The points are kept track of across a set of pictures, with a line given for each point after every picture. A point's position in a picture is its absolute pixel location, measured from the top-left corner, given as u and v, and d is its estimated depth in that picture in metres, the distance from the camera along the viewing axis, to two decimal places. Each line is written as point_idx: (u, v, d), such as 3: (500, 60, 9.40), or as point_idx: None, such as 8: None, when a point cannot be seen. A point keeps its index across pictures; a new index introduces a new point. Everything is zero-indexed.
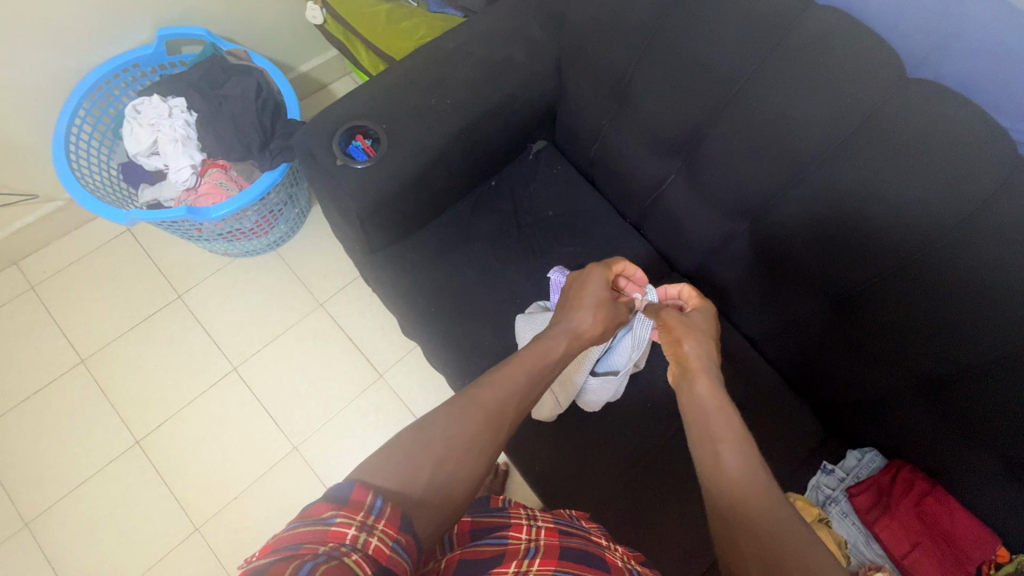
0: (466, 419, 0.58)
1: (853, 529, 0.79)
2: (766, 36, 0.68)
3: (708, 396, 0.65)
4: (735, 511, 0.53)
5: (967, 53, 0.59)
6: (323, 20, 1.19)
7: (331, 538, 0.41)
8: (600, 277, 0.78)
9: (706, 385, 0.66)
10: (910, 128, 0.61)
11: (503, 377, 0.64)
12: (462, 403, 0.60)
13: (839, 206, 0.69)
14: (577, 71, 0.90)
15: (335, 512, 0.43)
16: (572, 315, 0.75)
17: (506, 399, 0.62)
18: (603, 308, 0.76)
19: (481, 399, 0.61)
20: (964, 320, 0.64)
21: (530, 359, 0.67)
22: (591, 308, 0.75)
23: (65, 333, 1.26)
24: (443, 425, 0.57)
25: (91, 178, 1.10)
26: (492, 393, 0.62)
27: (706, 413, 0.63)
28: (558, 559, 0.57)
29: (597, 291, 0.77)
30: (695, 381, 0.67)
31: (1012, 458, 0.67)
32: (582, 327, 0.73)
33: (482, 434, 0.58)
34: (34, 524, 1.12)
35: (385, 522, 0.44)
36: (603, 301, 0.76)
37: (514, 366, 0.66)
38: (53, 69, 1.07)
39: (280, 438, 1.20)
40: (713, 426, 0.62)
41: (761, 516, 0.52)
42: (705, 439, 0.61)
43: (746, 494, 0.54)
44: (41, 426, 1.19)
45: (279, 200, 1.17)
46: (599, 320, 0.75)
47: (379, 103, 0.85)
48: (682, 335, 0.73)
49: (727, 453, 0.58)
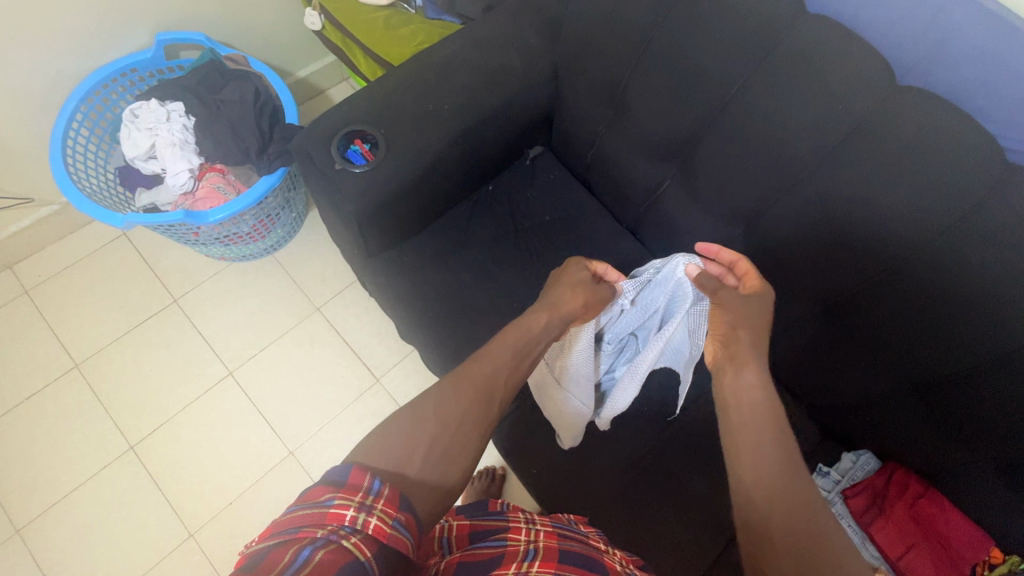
0: (459, 394, 0.59)
1: (852, 531, 0.78)
2: (759, 43, 0.69)
3: (754, 387, 0.62)
4: (765, 507, 0.54)
5: (953, 60, 0.60)
6: (320, 25, 1.20)
7: (329, 521, 0.41)
8: (575, 263, 0.80)
9: (754, 374, 0.62)
10: (898, 134, 0.62)
11: (491, 351, 0.65)
12: (452, 380, 0.60)
13: (832, 211, 0.69)
14: (574, 78, 0.91)
15: (332, 495, 0.43)
16: (552, 292, 0.75)
17: (494, 374, 0.63)
18: (587, 287, 0.76)
19: (469, 375, 0.61)
20: (963, 322, 0.64)
21: (514, 334, 0.68)
22: (568, 285, 0.75)
23: (59, 337, 1.25)
24: (435, 401, 0.58)
25: (88, 182, 1.10)
26: (481, 368, 0.63)
27: (749, 404, 0.61)
28: (557, 562, 0.56)
29: (572, 273, 0.77)
30: (742, 368, 0.63)
31: (1010, 462, 0.67)
32: (562, 302, 0.73)
33: (471, 406, 0.59)
34: (26, 530, 1.10)
35: (384, 502, 0.45)
36: (578, 282, 0.76)
37: (501, 341, 0.66)
38: (51, 73, 1.07)
39: (277, 444, 1.20)
40: (752, 418, 0.60)
41: (790, 516, 0.52)
42: (738, 433, 0.59)
43: (776, 491, 0.54)
44: (35, 431, 1.17)
45: (276, 205, 1.17)
46: (579, 294, 0.74)
47: (376, 108, 0.85)
48: (732, 320, 0.67)
49: (764, 444, 0.58)
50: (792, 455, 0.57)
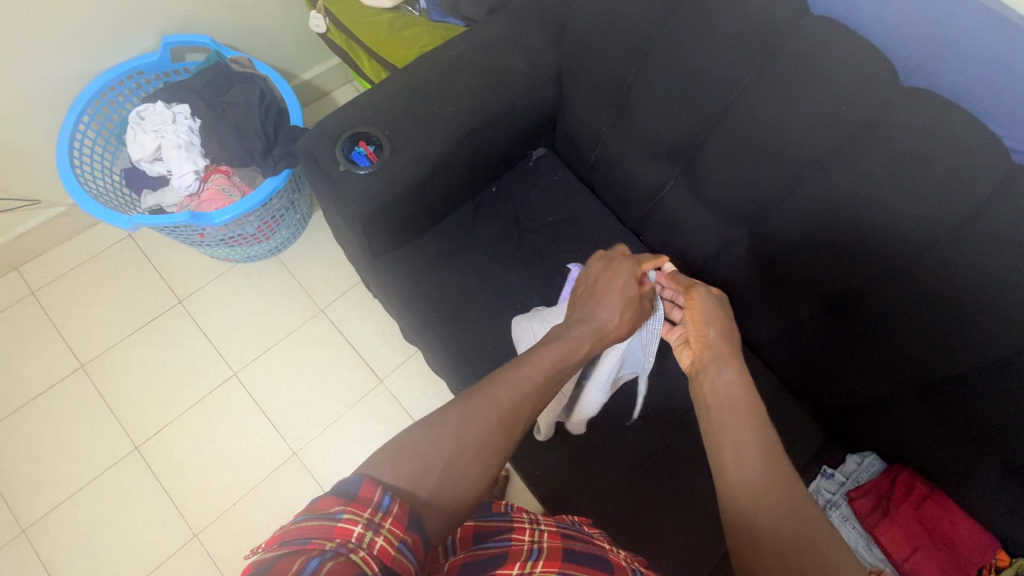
0: (477, 418, 0.58)
1: (854, 533, 0.79)
2: (763, 44, 0.69)
3: (734, 384, 0.63)
4: (751, 506, 0.54)
5: (958, 60, 0.60)
6: (325, 28, 1.21)
7: (338, 534, 0.41)
8: (627, 271, 0.72)
9: (732, 372, 0.64)
10: (902, 136, 0.62)
11: (517, 372, 0.63)
12: (472, 397, 0.60)
13: (837, 211, 0.69)
14: (578, 80, 0.91)
15: (342, 508, 0.44)
16: (596, 311, 0.70)
17: (520, 395, 0.61)
18: (636, 307, 0.71)
19: (494, 395, 0.60)
20: (966, 323, 0.63)
21: (549, 358, 0.65)
22: (616, 303, 0.70)
23: (65, 338, 1.25)
24: (451, 419, 0.58)
25: (94, 183, 1.11)
26: (507, 390, 0.61)
27: (730, 400, 0.62)
28: (561, 561, 0.56)
29: (625, 286, 0.71)
30: (722, 367, 0.66)
31: (1013, 463, 0.67)
32: (608, 326, 0.69)
33: (493, 432, 0.58)
34: (31, 530, 1.11)
35: (392, 521, 0.45)
36: (630, 302, 0.70)
37: (531, 365, 0.64)
38: (58, 76, 1.08)
39: (281, 444, 1.20)
40: (733, 415, 0.61)
41: (775, 516, 0.53)
42: (722, 430, 0.60)
43: (762, 488, 0.55)
44: (41, 431, 1.18)
45: (281, 206, 1.18)
46: (626, 318, 0.70)
47: (381, 110, 0.86)
48: (710, 318, 0.70)
49: (748, 440, 0.58)
50: (775, 450, 0.58)
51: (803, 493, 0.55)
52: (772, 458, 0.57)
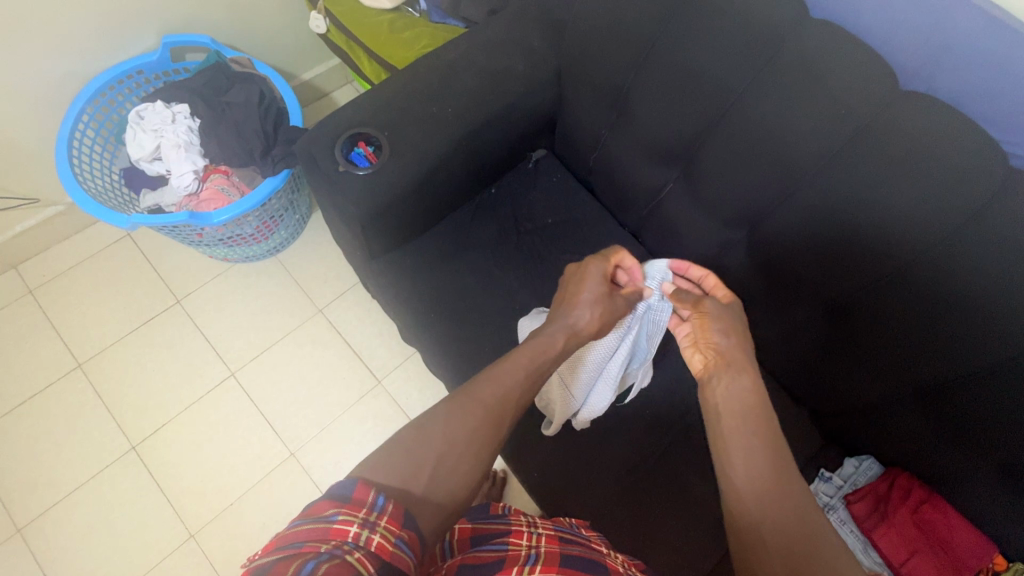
0: (464, 410, 0.59)
1: (852, 537, 0.80)
2: (761, 49, 0.69)
3: (746, 391, 0.65)
4: (755, 508, 0.55)
5: (955, 65, 0.61)
6: (325, 29, 1.21)
7: (333, 536, 0.41)
8: (597, 271, 0.75)
9: (747, 379, 0.66)
10: (900, 142, 0.62)
11: (499, 371, 0.64)
12: (459, 397, 0.60)
13: (836, 216, 0.69)
14: (577, 84, 0.91)
15: (337, 510, 0.44)
16: (570, 311, 0.72)
17: (507, 394, 0.62)
18: (602, 303, 0.73)
19: (478, 394, 0.61)
20: (965, 327, 0.63)
21: (527, 354, 0.67)
22: (586, 303, 0.72)
23: (63, 337, 1.25)
24: (440, 418, 0.58)
25: (93, 182, 1.10)
26: (490, 387, 0.62)
27: (742, 406, 0.63)
28: (558, 566, 0.56)
29: (594, 285, 0.74)
30: (737, 374, 0.66)
31: (1011, 466, 0.67)
32: (580, 322, 0.72)
33: (479, 427, 0.58)
34: (27, 530, 1.10)
35: (388, 518, 0.45)
36: (596, 297, 0.73)
37: (511, 361, 0.65)
38: (57, 76, 1.08)
39: (278, 445, 1.20)
40: (745, 421, 0.62)
41: (782, 518, 0.53)
42: (731, 437, 0.61)
43: (771, 494, 0.55)
44: (38, 431, 1.18)
45: (280, 206, 1.18)
46: (597, 315, 0.72)
47: (380, 112, 0.86)
48: (721, 327, 0.71)
49: (757, 448, 0.59)
50: (785, 458, 0.58)
51: (805, 500, 0.55)
52: (781, 468, 0.57)
